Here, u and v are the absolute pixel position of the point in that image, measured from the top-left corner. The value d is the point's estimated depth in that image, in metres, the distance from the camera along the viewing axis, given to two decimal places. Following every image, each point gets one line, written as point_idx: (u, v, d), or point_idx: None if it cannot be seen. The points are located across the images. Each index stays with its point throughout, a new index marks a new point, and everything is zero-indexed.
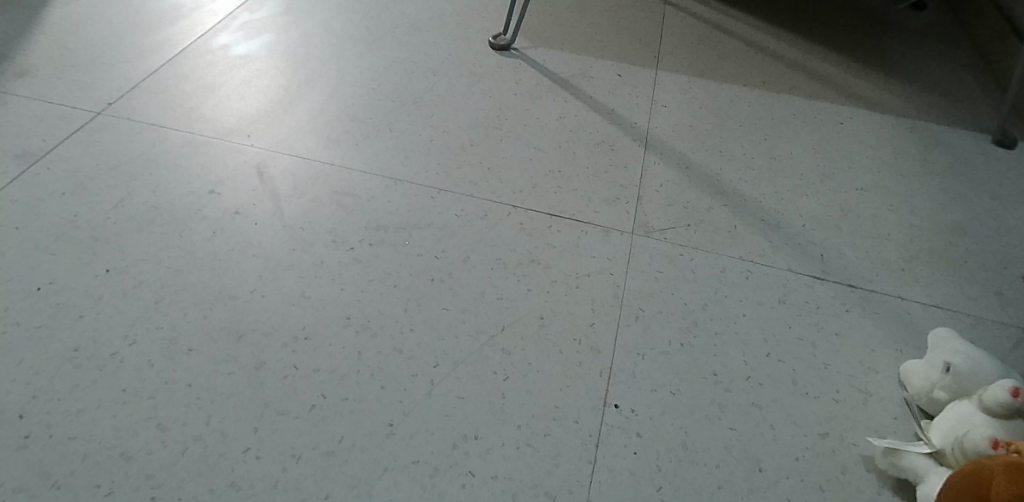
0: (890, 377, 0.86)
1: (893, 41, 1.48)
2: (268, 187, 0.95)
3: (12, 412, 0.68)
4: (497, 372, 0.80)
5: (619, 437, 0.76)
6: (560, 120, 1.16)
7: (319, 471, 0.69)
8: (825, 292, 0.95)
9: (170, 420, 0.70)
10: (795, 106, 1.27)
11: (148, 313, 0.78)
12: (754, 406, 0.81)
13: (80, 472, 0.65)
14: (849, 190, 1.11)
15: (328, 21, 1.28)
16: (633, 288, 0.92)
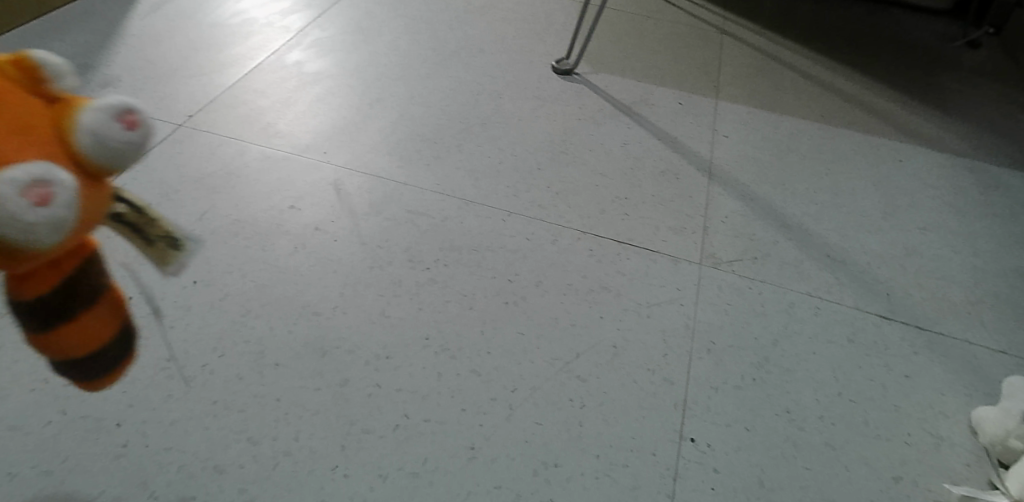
0: (962, 422, 0.85)
1: (948, 80, 1.48)
2: (345, 204, 0.96)
3: (111, 420, 0.72)
4: (574, 399, 0.81)
5: (697, 471, 0.77)
6: (625, 146, 1.16)
7: (406, 491, 0.70)
8: (893, 333, 0.95)
9: (260, 434, 0.72)
10: (854, 142, 1.27)
11: (234, 326, 0.81)
12: (828, 446, 0.81)
13: (176, 483, 0.68)
14: (912, 229, 1.11)
15: (396, 41, 1.31)
16: (704, 320, 0.92)
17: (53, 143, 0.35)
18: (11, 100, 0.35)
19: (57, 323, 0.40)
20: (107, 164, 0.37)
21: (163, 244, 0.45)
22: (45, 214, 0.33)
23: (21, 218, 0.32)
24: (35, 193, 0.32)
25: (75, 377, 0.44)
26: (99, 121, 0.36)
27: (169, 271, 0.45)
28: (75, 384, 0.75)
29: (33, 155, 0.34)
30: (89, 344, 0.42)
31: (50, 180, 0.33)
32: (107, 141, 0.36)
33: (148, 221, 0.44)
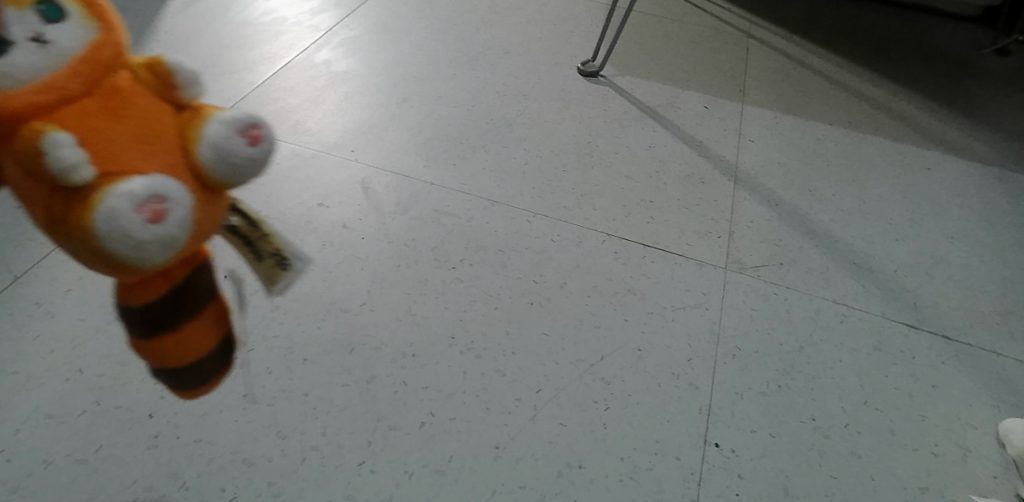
0: (990, 434, 0.83)
1: (978, 87, 1.45)
2: (373, 202, 0.97)
3: (143, 411, 0.74)
4: (598, 401, 0.81)
5: (721, 477, 0.76)
6: (651, 149, 1.16)
7: (431, 489, 0.71)
8: (921, 342, 0.93)
9: (288, 429, 0.73)
10: (880, 149, 1.25)
11: (264, 321, 0.82)
12: (853, 455, 0.80)
13: (207, 475, 0.70)
14: (939, 238, 1.08)
15: (423, 41, 1.32)
16: (729, 325, 0.91)
17: (176, 156, 0.36)
18: (146, 111, 0.36)
19: (163, 329, 0.40)
20: (223, 179, 0.38)
21: (274, 261, 0.46)
22: (157, 231, 0.33)
23: (134, 234, 0.32)
24: (150, 209, 0.33)
25: (172, 381, 0.44)
26: (222, 136, 0.37)
27: (277, 289, 0.47)
28: (110, 374, 0.76)
29: (154, 168, 0.35)
30: (193, 354, 0.42)
31: (166, 197, 0.33)
32: (227, 157, 0.37)
33: (262, 236, 0.46)
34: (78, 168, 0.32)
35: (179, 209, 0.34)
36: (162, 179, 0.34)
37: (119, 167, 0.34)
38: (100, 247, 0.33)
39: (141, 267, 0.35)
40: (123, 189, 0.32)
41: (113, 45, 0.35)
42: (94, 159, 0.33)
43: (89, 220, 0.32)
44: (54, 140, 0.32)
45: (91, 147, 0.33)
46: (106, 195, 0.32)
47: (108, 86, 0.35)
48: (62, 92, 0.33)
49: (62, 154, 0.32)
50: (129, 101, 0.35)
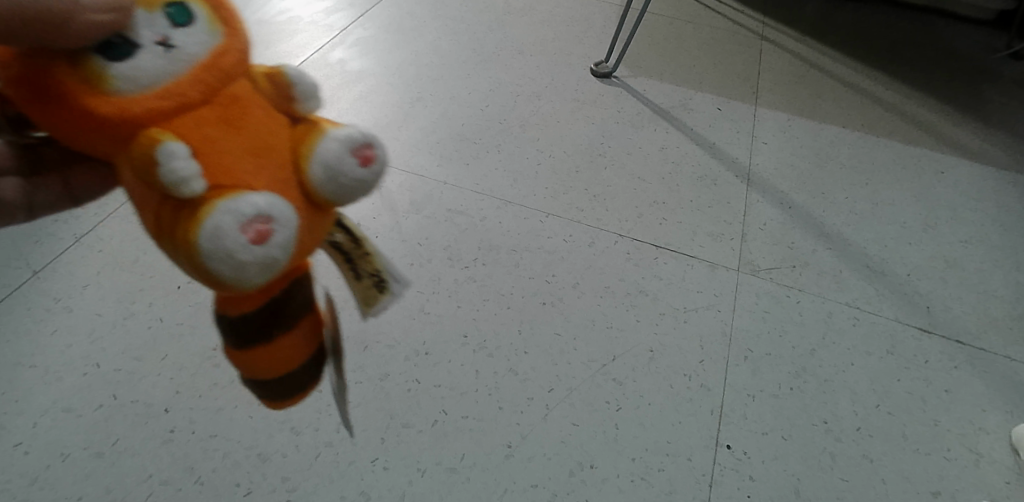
0: (1003, 440, 0.83)
1: (992, 91, 1.44)
2: (386, 201, 0.98)
3: (159, 406, 0.74)
4: (610, 402, 0.81)
5: (732, 478, 0.76)
6: (663, 151, 1.16)
7: (444, 486, 0.71)
8: (933, 346, 0.92)
9: (303, 425, 0.74)
10: (895, 152, 1.24)
11: None
12: (865, 458, 0.80)
13: (221, 470, 0.70)
14: (953, 241, 1.08)
15: (436, 41, 1.32)
16: (741, 327, 0.91)
17: (288, 172, 0.31)
18: (260, 119, 0.31)
19: (258, 337, 0.35)
20: (335, 200, 0.33)
21: (371, 282, 0.41)
22: (259, 255, 0.28)
23: (236, 256, 0.28)
24: (254, 229, 0.28)
25: (263, 395, 0.39)
26: (337, 154, 0.32)
27: (372, 312, 0.42)
28: (126, 369, 0.77)
29: (266, 184, 0.30)
30: (283, 366, 0.36)
31: (273, 217, 0.29)
32: (340, 179, 0.32)
33: (362, 251, 0.40)
34: (188, 180, 0.28)
35: (285, 229, 0.29)
36: (271, 197, 0.29)
37: (228, 178, 0.29)
38: (202, 267, 0.29)
39: (240, 288, 0.30)
40: (229, 205, 0.28)
41: (235, 51, 0.31)
42: (203, 170, 0.29)
43: (193, 234, 0.28)
44: (167, 149, 0.28)
45: (201, 155, 0.29)
46: (212, 209, 0.28)
47: (225, 91, 0.30)
48: (178, 95, 0.29)
49: (175, 164, 0.28)
50: (245, 109, 0.31)
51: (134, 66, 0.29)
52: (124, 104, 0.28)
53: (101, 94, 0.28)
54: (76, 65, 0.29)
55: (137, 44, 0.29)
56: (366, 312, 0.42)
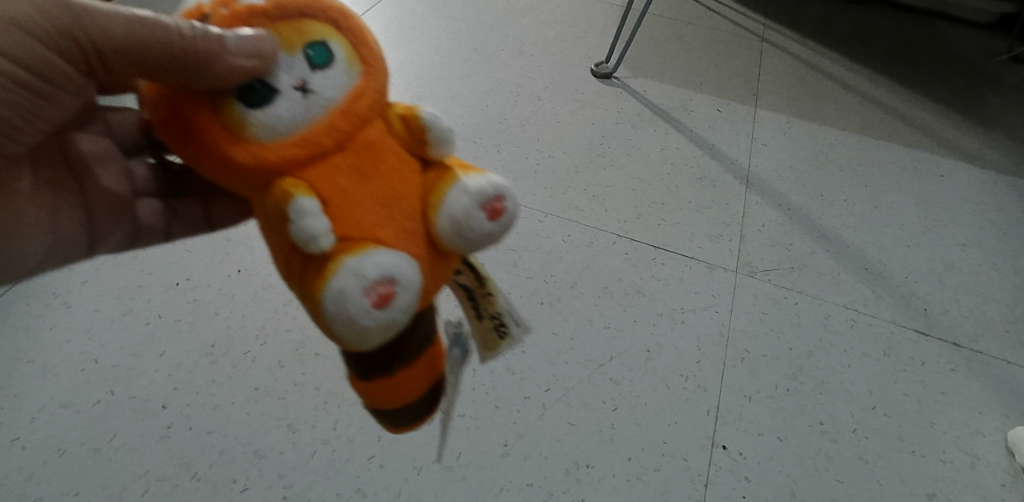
0: (999, 442, 0.83)
1: (992, 94, 1.44)
2: None
3: (157, 402, 0.75)
4: (606, 401, 0.81)
5: (728, 479, 0.77)
6: (662, 152, 1.16)
7: (440, 485, 0.72)
8: (931, 349, 0.92)
9: (299, 422, 0.74)
10: (895, 155, 1.24)
11: (278, 315, 0.83)
12: (861, 460, 0.80)
13: (218, 466, 0.71)
14: (952, 244, 1.08)
15: (437, 41, 1.33)
16: (739, 328, 0.91)
17: (414, 220, 0.36)
18: (395, 172, 0.36)
19: (382, 371, 0.39)
20: (456, 247, 0.37)
21: (493, 325, 0.47)
22: (380, 316, 0.33)
23: (359, 319, 0.33)
24: (377, 293, 0.33)
25: (382, 422, 0.43)
26: (462, 207, 0.36)
27: (491, 352, 0.48)
28: (124, 365, 0.77)
29: (392, 235, 0.35)
30: (401, 399, 0.41)
31: (394, 281, 0.33)
32: (462, 228, 0.36)
33: (490, 297, 0.46)
34: (318, 238, 0.33)
35: (404, 293, 0.34)
36: (393, 256, 0.34)
37: (356, 230, 0.34)
38: (326, 320, 0.34)
39: (360, 347, 0.35)
40: (355, 267, 0.33)
41: (370, 92, 0.37)
42: (333, 224, 0.34)
43: (321, 293, 0.33)
44: (303, 207, 0.33)
45: (332, 203, 0.34)
46: (341, 269, 0.33)
47: (359, 138, 0.36)
48: (316, 144, 0.35)
49: (306, 221, 0.33)
50: (380, 163, 0.36)
51: (276, 114, 0.35)
52: (265, 151, 0.34)
53: (249, 142, 0.35)
54: (223, 109, 0.35)
55: (281, 93, 0.35)
56: (487, 351, 0.48)
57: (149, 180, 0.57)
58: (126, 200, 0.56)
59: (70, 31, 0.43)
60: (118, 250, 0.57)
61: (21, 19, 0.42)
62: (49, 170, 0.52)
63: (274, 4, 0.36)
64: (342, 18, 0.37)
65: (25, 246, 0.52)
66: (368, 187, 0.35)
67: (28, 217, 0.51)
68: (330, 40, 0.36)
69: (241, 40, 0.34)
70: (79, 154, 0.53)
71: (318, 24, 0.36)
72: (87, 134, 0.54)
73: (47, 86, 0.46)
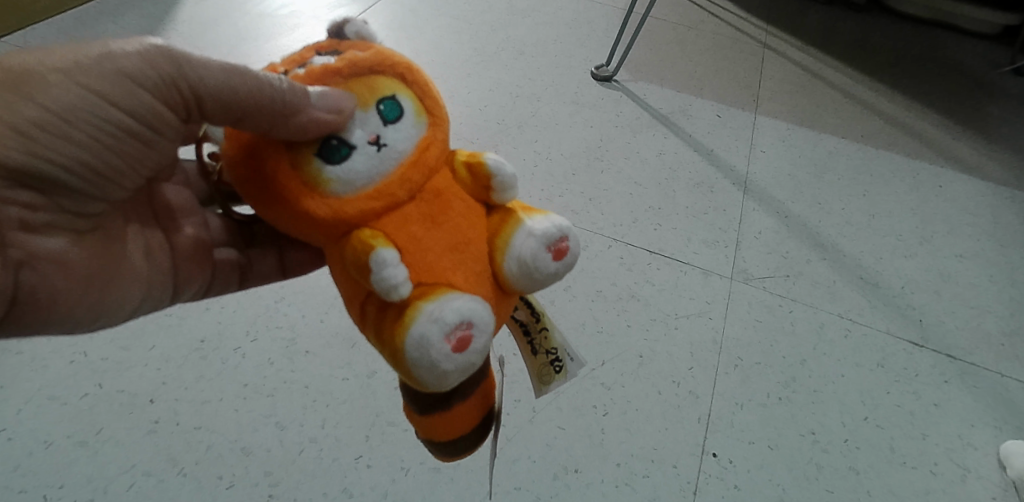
0: (990, 456, 0.83)
1: (994, 105, 1.43)
2: None
3: (144, 396, 0.74)
4: (596, 406, 0.81)
5: (717, 487, 0.76)
6: (661, 156, 1.16)
7: (427, 486, 0.71)
8: (925, 360, 0.92)
9: (287, 420, 0.74)
10: (894, 164, 1.24)
11: (269, 312, 0.84)
12: (851, 470, 0.80)
13: (204, 463, 0.70)
14: (949, 256, 1.07)
15: (437, 40, 1.33)
16: (732, 335, 0.90)
17: (483, 264, 0.39)
18: (462, 219, 0.39)
19: (440, 407, 0.42)
20: (521, 286, 0.39)
21: (548, 359, 0.50)
22: (459, 360, 0.35)
23: (440, 362, 0.35)
24: (457, 338, 0.35)
25: (435, 454, 0.45)
26: (529, 249, 0.38)
27: (545, 386, 0.50)
28: (113, 358, 0.77)
29: (463, 278, 0.37)
30: (456, 433, 0.43)
31: (471, 324, 0.35)
32: (530, 268, 0.38)
33: (544, 332, 0.50)
34: (398, 286, 0.35)
35: (480, 335, 0.36)
36: (468, 301, 0.36)
37: (430, 275, 0.37)
38: (406, 366, 0.36)
39: (438, 388, 0.36)
40: (434, 313, 0.35)
41: (436, 143, 0.40)
42: (409, 271, 0.36)
43: (401, 340, 0.35)
44: (382, 258, 0.35)
45: (407, 252, 0.37)
46: (420, 315, 0.35)
47: (429, 187, 0.39)
48: (390, 196, 0.38)
49: (385, 271, 0.35)
50: (448, 211, 0.39)
51: (354, 168, 0.38)
52: (346, 205, 0.38)
53: (330, 196, 0.38)
54: (303, 165, 0.38)
55: (357, 148, 0.38)
56: (542, 384, 0.50)
57: (221, 231, 0.61)
58: (204, 248, 0.58)
59: (174, 82, 0.44)
60: (195, 297, 0.60)
61: (134, 74, 0.44)
62: (137, 217, 0.54)
63: (348, 67, 0.39)
64: (408, 72, 0.40)
65: (125, 289, 0.53)
66: (439, 233, 0.38)
67: (128, 261, 0.53)
68: (399, 96, 0.40)
69: (322, 98, 0.38)
70: (165, 202, 0.56)
71: (387, 80, 0.40)
72: (172, 185, 0.57)
73: (151, 133, 0.47)
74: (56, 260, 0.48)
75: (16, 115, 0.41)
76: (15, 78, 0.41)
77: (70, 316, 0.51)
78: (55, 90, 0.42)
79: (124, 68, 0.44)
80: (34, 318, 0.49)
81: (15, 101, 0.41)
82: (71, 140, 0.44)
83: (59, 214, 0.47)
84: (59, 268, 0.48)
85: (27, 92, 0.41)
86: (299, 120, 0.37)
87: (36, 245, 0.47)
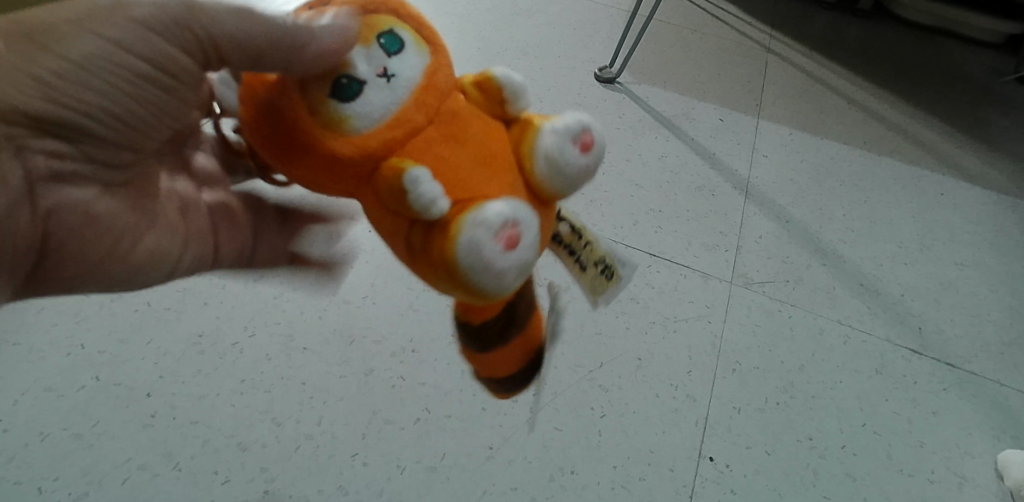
0: (988, 465, 0.83)
1: (997, 114, 1.43)
2: None
3: (142, 390, 0.74)
4: (594, 408, 0.81)
5: (713, 491, 0.76)
6: (662, 159, 1.16)
7: (423, 485, 0.71)
8: (923, 367, 0.91)
9: (284, 416, 0.74)
10: (896, 172, 1.24)
11: (267, 307, 0.84)
12: (847, 477, 0.80)
13: (201, 457, 0.70)
14: (949, 264, 1.07)
15: (440, 39, 1.33)
16: (731, 339, 0.90)
17: (513, 172, 0.37)
18: (482, 134, 0.37)
19: (497, 342, 0.43)
20: (555, 189, 0.38)
21: (597, 270, 0.51)
22: (512, 258, 0.34)
23: (496, 262, 0.34)
24: (506, 236, 0.34)
25: (494, 388, 0.48)
26: (555, 147, 0.37)
27: (599, 296, 0.52)
28: (110, 351, 0.77)
29: (497, 188, 0.36)
30: (512, 367, 0.44)
31: (516, 221, 0.34)
32: (559, 165, 0.37)
33: (588, 246, 0.50)
34: (437, 203, 0.34)
35: (525, 235, 0.35)
36: (509, 203, 0.35)
37: (466, 192, 0.35)
38: (463, 278, 0.34)
39: (498, 294, 0.35)
40: (479, 218, 0.34)
41: (441, 68, 0.38)
42: (445, 190, 0.35)
43: (453, 252, 0.34)
44: (416, 179, 0.34)
45: (438, 174, 0.36)
46: (465, 224, 0.34)
47: (445, 110, 0.37)
48: (409, 124, 0.36)
49: (423, 191, 0.34)
50: (467, 128, 0.37)
51: (371, 102, 0.36)
52: (370, 139, 0.36)
53: (351, 133, 0.36)
54: (316, 109, 0.36)
55: (369, 82, 0.37)
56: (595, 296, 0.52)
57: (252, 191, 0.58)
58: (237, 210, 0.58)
59: (189, 26, 0.44)
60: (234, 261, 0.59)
61: (149, 22, 0.44)
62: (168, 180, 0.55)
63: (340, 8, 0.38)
64: (396, 5, 0.39)
65: (156, 245, 0.52)
66: (465, 151, 0.36)
67: (157, 219, 0.53)
68: (395, 29, 0.38)
69: (326, 33, 0.36)
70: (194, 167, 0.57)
71: (380, 16, 0.38)
72: (201, 152, 0.58)
73: (166, 77, 0.46)
74: (84, 211, 0.48)
75: (33, 65, 0.42)
76: (33, 30, 0.42)
77: (101, 272, 0.50)
78: (71, 39, 0.42)
79: (138, 15, 0.43)
80: (70, 269, 0.49)
81: (33, 49, 0.42)
82: (89, 87, 0.44)
83: (89, 165, 0.48)
84: (86, 219, 0.48)
85: (45, 42, 0.42)
86: (310, 55, 0.36)
87: (65, 198, 0.47)
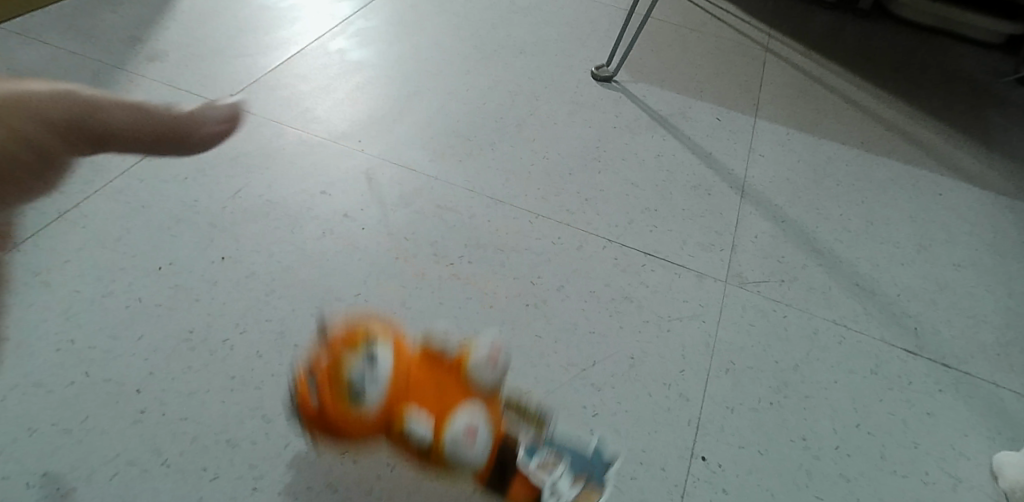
0: (983, 466, 0.82)
1: (996, 114, 1.43)
2: (375, 193, 1.00)
3: (132, 386, 0.74)
4: (586, 407, 0.80)
5: (705, 491, 0.75)
6: (658, 157, 1.15)
7: (413, 483, 0.71)
8: (918, 368, 0.91)
9: (274, 413, 0.74)
10: (893, 172, 1.23)
11: (259, 304, 0.84)
12: (841, 477, 0.79)
13: (189, 453, 0.70)
14: (946, 264, 1.07)
15: (438, 38, 1.33)
16: (725, 339, 0.90)
17: (465, 390, 0.70)
18: (441, 383, 0.70)
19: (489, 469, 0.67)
20: (490, 383, 0.72)
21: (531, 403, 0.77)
22: (479, 443, 0.66)
23: (469, 448, 0.66)
24: (470, 431, 0.66)
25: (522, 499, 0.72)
26: (484, 372, 0.71)
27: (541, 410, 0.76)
28: (101, 346, 0.77)
29: (460, 401, 0.69)
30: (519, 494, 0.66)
31: (474, 428, 0.66)
32: (487, 368, 0.72)
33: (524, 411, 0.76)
34: (425, 431, 0.67)
35: (481, 428, 0.67)
36: (467, 418, 0.67)
37: (438, 415, 0.68)
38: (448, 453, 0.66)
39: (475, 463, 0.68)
40: (454, 427, 0.66)
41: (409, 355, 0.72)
42: (430, 421, 0.67)
43: (444, 438, 0.66)
44: (414, 425, 0.67)
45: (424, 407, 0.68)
46: (449, 428, 0.66)
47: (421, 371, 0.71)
48: (413, 372, 0.70)
49: (420, 431, 0.67)
50: (431, 384, 0.70)
51: (373, 395, 0.66)
52: (382, 410, 0.67)
53: (369, 412, 0.67)
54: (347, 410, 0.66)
55: (372, 379, 0.67)
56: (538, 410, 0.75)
57: None
58: None
59: None
60: None
61: None
62: None
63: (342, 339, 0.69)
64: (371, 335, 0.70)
65: None
66: (430, 402, 0.69)
67: None
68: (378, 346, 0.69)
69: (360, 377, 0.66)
70: None
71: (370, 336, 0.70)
72: None
73: None
74: None
75: None
76: None
77: None
78: None
79: None
80: None
81: None
82: None
83: None
84: None
85: None
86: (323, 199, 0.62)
87: None
